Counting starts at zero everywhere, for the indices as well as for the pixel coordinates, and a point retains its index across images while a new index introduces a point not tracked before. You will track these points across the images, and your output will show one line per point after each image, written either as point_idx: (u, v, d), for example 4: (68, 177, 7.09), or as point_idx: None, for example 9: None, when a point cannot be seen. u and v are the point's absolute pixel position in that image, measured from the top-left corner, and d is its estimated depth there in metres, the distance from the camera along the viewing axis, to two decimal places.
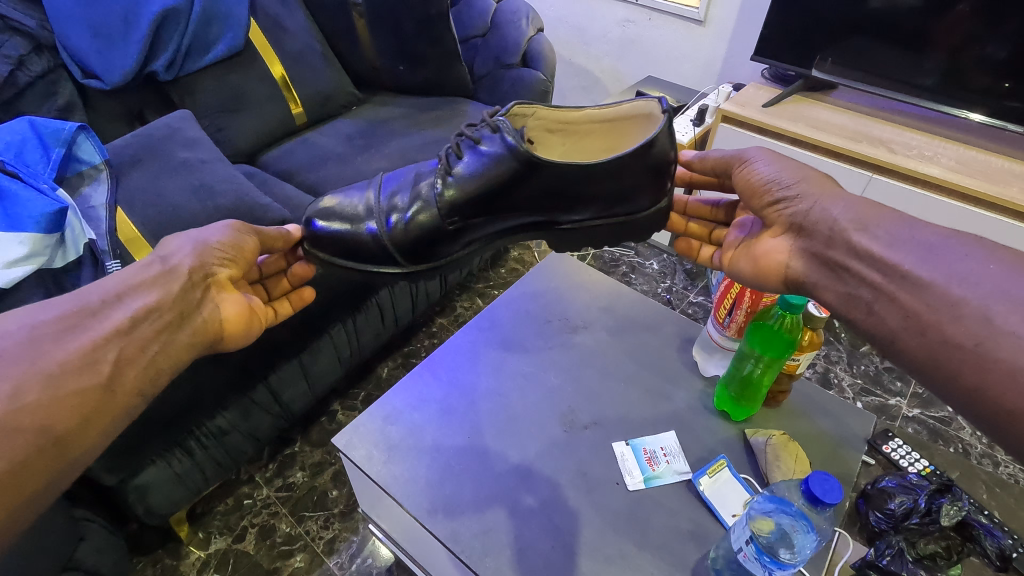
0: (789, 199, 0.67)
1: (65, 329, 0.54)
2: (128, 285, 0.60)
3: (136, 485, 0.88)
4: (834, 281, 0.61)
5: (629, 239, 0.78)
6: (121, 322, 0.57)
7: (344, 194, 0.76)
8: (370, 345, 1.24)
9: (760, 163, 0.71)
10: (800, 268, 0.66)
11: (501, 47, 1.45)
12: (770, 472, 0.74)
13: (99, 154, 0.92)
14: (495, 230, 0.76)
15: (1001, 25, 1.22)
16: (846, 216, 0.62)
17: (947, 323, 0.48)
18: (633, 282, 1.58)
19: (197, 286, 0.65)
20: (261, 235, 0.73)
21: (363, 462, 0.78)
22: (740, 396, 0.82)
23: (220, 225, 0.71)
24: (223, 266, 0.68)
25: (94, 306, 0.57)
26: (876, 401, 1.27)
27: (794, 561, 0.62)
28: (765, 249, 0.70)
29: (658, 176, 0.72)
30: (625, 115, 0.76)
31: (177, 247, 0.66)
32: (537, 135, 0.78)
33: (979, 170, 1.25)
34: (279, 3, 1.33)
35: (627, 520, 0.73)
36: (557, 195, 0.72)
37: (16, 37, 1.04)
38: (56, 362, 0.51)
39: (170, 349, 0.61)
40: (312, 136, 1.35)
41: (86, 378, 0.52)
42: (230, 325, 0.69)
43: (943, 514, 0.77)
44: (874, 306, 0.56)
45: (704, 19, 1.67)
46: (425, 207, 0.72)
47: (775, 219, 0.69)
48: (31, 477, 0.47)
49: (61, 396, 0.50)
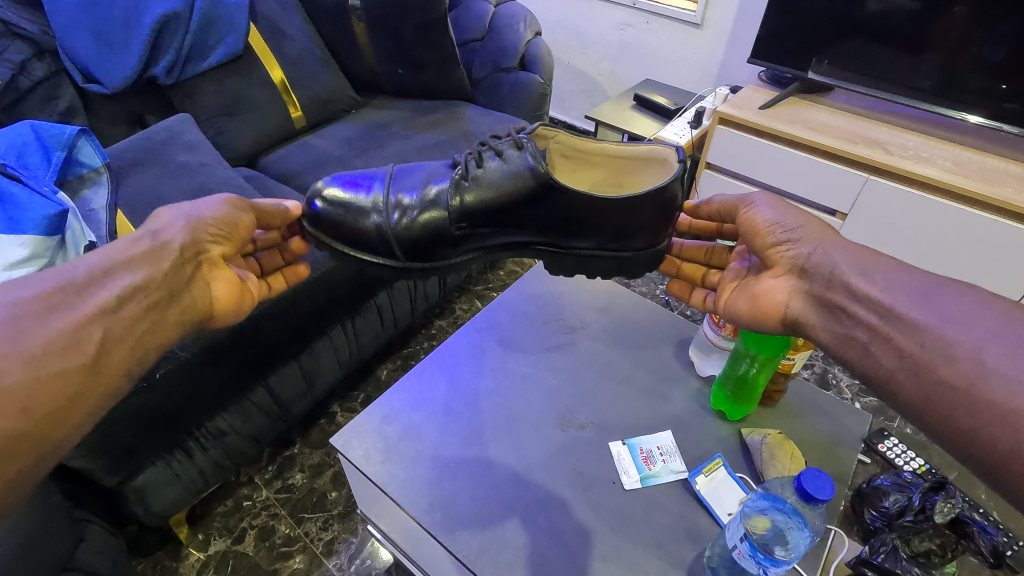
0: (792, 242, 0.66)
1: (48, 308, 0.51)
2: (116, 261, 0.58)
3: (135, 487, 0.89)
4: (830, 321, 0.59)
5: (627, 274, 0.78)
6: (107, 300, 0.55)
7: (353, 181, 0.75)
8: (370, 346, 1.24)
9: (764, 206, 0.71)
10: (801, 309, 0.63)
11: (499, 50, 1.46)
12: (766, 470, 0.75)
13: (99, 157, 0.93)
14: (498, 242, 0.77)
15: (997, 27, 1.22)
16: (845, 261, 0.60)
17: (941, 364, 0.47)
18: (631, 284, 1.59)
19: (188, 264, 0.64)
20: (256, 210, 0.73)
21: (360, 462, 0.78)
22: (735, 396, 0.82)
23: (213, 200, 0.70)
24: (215, 243, 0.68)
25: (80, 282, 0.55)
26: (874, 401, 1.28)
27: (789, 558, 0.63)
28: (765, 287, 0.67)
29: (662, 217, 0.72)
30: (640, 156, 0.76)
31: (168, 222, 0.65)
32: (554, 159, 0.80)
33: (975, 171, 1.25)
34: (280, 8, 1.35)
35: (624, 519, 0.74)
36: (563, 220, 0.73)
37: (17, 42, 1.05)
38: (38, 342, 0.49)
39: (160, 327, 0.59)
40: (312, 139, 1.36)
41: (70, 357, 0.50)
42: (220, 305, 0.68)
43: (936, 511, 0.76)
44: (870, 347, 0.53)
45: (702, 23, 1.68)
46: (433, 210, 0.73)
47: (776, 261, 0.67)
48: (12, 460, 0.45)
49: (43, 378, 0.48)
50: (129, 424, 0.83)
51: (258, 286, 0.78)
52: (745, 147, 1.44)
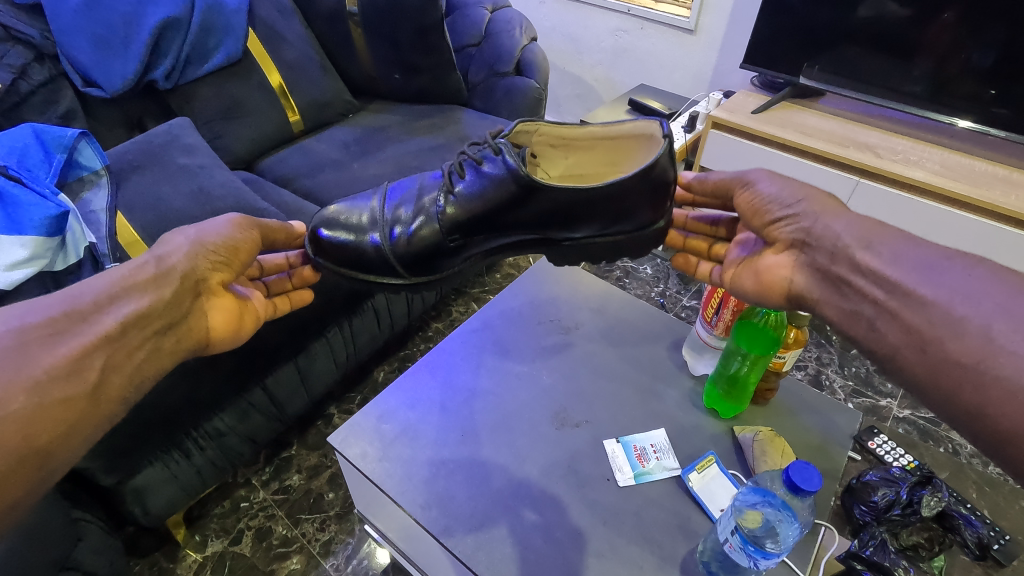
0: (790, 216, 0.67)
1: (53, 334, 0.52)
2: (119, 287, 0.59)
3: (134, 487, 0.90)
4: (835, 295, 0.60)
5: (627, 254, 0.79)
6: (111, 327, 0.56)
7: (350, 202, 0.80)
8: (366, 348, 1.25)
9: (763, 182, 0.71)
10: (804, 282, 0.65)
11: (495, 55, 1.47)
12: (756, 465, 0.76)
13: (99, 159, 0.94)
14: (497, 245, 0.78)
15: (985, 33, 1.25)
16: (849, 234, 0.61)
17: (948, 340, 0.48)
18: (627, 286, 1.61)
19: (189, 292, 0.65)
20: (261, 228, 0.75)
21: (358, 460, 0.79)
22: (727, 394, 0.84)
23: (221, 220, 0.71)
24: (215, 270, 0.68)
25: (86, 309, 0.56)
26: (867, 401, 1.29)
27: (778, 551, 0.64)
28: (767, 264, 0.69)
29: (658, 193, 0.72)
30: (627, 133, 0.77)
31: (174, 246, 0.66)
32: (540, 150, 0.81)
33: (964, 174, 1.27)
34: (278, 14, 1.36)
35: (617, 515, 0.75)
36: (557, 214, 0.73)
37: (18, 46, 1.06)
38: (42, 368, 0.50)
39: (157, 356, 0.60)
40: (309, 142, 1.37)
41: (72, 385, 0.51)
42: (217, 332, 0.69)
43: (924, 505, 0.79)
44: (876, 322, 0.55)
45: (695, 29, 1.70)
46: (423, 225, 0.75)
47: (776, 238, 0.68)
48: (12, 485, 0.46)
49: (47, 405, 0.49)
50: (128, 422, 0.84)
51: (263, 306, 0.78)
52: (738, 152, 1.46)
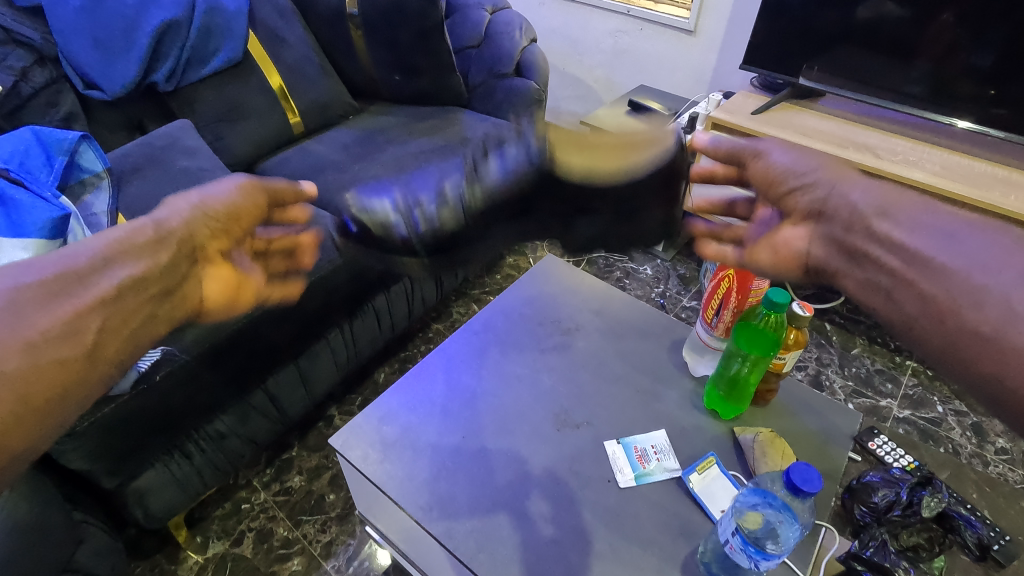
0: (804, 186, 0.52)
1: (49, 297, 0.41)
2: (111, 248, 0.47)
3: (135, 489, 0.90)
4: (851, 267, 0.47)
5: (635, 247, 0.75)
6: (108, 291, 0.44)
7: (378, 198, 0.77)
8: (367, 349, 1.25)
9: (775, 151, 0.56)
10: (820, 256, 0.50)
11: (495, 57, 1.48)
12: (756, 466, 0.77)
13: (101, 163, 0.94)
14: (520, 232, 0.71)
15: (985, 34, 1.25)
16: (865, 202, 0.48)
17: (966, 310, 0.39)
18: (626, 287, 1.62)
19: (189, 259, 0.53)
20: (269, 191, 0.63)
21: (359, 462, 0.79)
22: (728, 396, 0.84)
23: (224, 181, 0.59)
24: (217, 236, 0.56)
25: (80, 269, 0.44)
26: (867, 402, 1.30)
27: (779, 552, 0.64)
28: (782, 238, 0.54)
29: (669, 184, 0.69)
30: (631, 138, 0.76)
31: (169, 206, 0.54)
32: (557, 144, 0.69)
33: (963, 175, 1.27)
34: (278, 16, 1.37)
35: (618, 517, 0.75)
36: (569, 201, 0.68)
37: (19, 49, 1.07)
38: (38, 330, 0.39)
39: (156, 327, 0.48)
40: (309, 144, 1.37)
41: (66, 347, 0.40)
42: (214, 306, 0.56)
43: (924, 505, 0.81)
44: (893, 294, 0.43)
45: (695, 30, 1.71)
46: (439, 202, 0.69)
47: (792, 207, 0.53)
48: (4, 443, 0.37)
49: (42, 368, 0.39)
50: (130, 424, 0.84)
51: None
52: None
